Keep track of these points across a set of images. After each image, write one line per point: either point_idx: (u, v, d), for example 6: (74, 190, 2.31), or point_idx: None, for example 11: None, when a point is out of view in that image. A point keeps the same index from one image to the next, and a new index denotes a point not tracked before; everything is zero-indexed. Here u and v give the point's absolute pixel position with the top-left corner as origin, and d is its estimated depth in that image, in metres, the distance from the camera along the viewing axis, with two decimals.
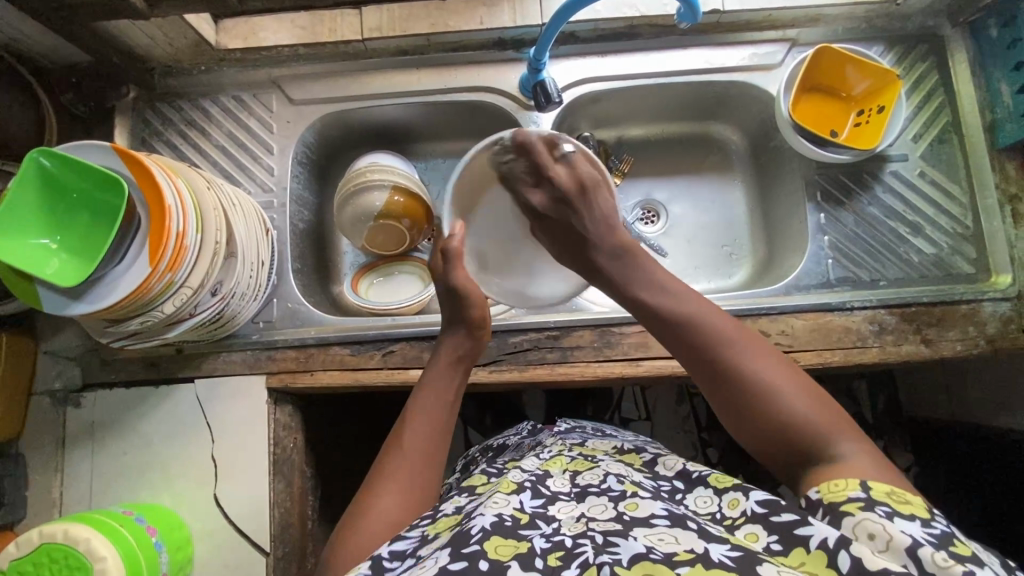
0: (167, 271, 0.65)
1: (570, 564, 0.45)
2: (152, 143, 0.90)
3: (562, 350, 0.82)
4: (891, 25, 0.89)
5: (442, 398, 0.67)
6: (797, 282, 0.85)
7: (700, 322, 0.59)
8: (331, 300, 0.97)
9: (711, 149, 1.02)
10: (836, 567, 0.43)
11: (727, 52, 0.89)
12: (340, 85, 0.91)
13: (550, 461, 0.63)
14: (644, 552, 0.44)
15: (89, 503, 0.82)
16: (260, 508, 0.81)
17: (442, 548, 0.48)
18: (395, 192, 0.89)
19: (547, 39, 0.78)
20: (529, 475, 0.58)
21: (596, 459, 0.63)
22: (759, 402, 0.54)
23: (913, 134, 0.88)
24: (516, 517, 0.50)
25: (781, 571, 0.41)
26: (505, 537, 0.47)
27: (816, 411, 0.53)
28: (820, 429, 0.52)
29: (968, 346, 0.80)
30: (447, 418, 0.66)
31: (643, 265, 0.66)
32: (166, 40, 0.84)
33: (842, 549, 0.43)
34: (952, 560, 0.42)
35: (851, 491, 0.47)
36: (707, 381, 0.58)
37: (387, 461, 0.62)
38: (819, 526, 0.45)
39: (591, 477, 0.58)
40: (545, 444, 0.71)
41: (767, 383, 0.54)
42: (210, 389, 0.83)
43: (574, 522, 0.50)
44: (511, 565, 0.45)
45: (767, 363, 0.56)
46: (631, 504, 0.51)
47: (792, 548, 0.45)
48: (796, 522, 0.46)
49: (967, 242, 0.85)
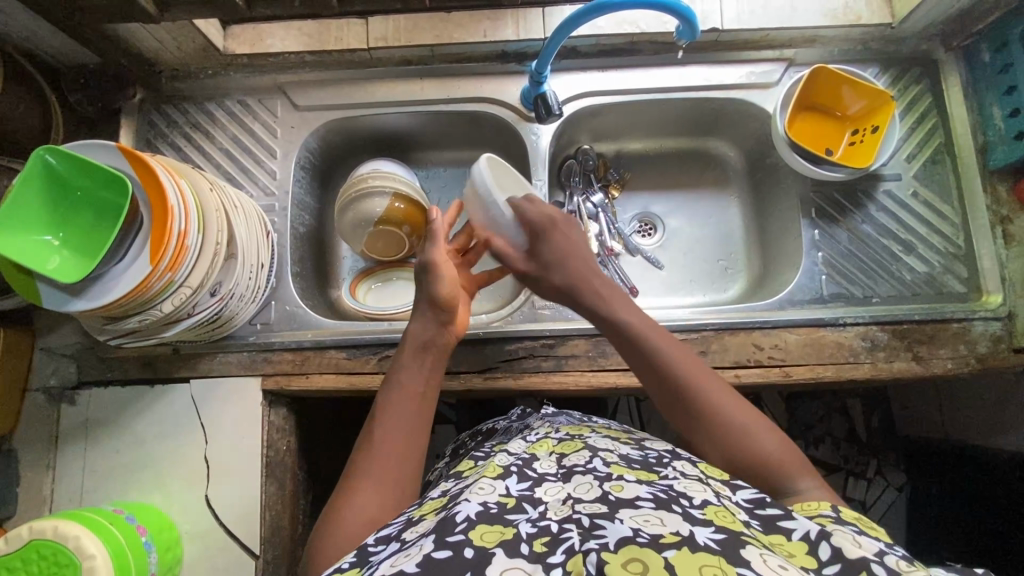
0: (167, 270, 0.66)
1: (556, 550, 0.44)
2: (156, 144, 0.92)
3: (557, 358, 0.83)
4: (886, 47, 0.91)
5: (413, 387, 0.68)
6: (791, 297, 0.86)
7: (679, 369, 0.64)
8: (329, 304, 0.97)
9: (710, 165, 1.03)
10: (816, 555, 0.45)
11: (726, 69, 0.91)
12: (344, 92, 0.92)
13: (536, 445, 0.64)
14: (631, 535, 0.44)
15: (80, 501, 0.82)
16: (251, 509, 0.81)
17: (427, 535, 0.48)
18: (395, 198, 0.90)
19: (549, 52, 0.79)
20: (517, 459, 0.60)
21: (582, 438, 0.64)
22: (738, 444, 0.60)
23: (906, 154, 0.89)
24: (501, 503, 0.51)
25: (763, 554, 0.42)
26: (491, 524, 0.48)
27: (783, 455, 0.60)
28: (788, 472, 0.59)
29: (959, 364, 0.81)
30: (418, 409, 0.67)
31: (629, 308, 0.69)
32: (174, 44, 0.85)
33: (823, 541, 0.46)
34: (915, 567, 0.43)
35: (823, 509, 0.53)
36: (677, 413, 0.64)
37: (362, 458, 0.62)
38: (802, 523, 0.48)
39: (578, 457, 0.59)
40: (532, 426, 0.73)
41: (738, 425, 0.61)
42: (204, 389, 0.84)
43: (560, 505, 0.50)
44: (496, 552, 0.45)
45: (739, 410, 0.62)
46: (617, 485, 0.52)
47: (772, 532, 0.48)
48: (781, 516, 0.50)
49: (958, 262, 0.86)
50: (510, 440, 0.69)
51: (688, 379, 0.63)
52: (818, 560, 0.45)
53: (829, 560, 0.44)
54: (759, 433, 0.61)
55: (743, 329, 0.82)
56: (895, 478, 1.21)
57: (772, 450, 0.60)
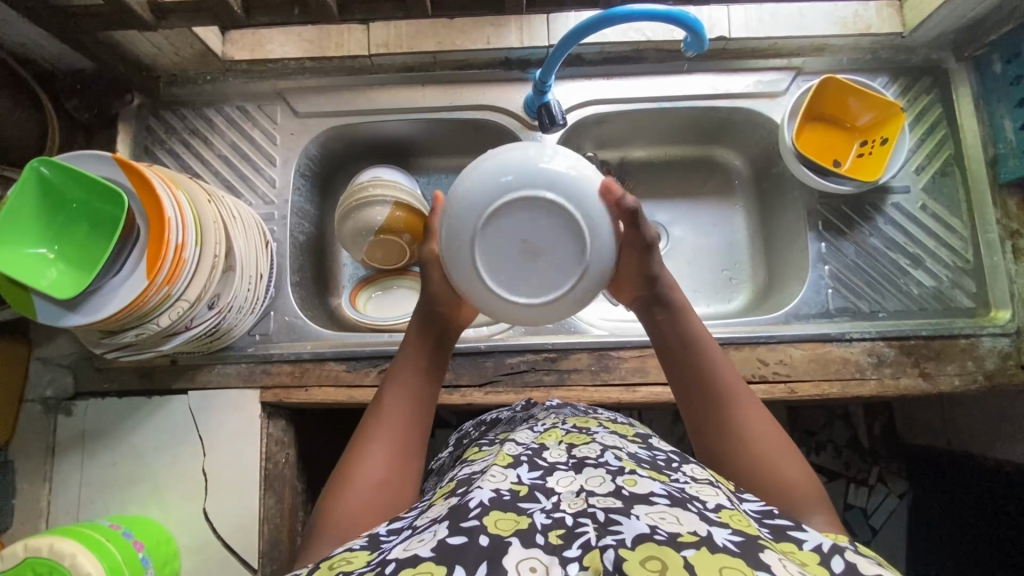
0: (164, 284, 0.65)
1: (572, 545, 0.43)
2: (154, 151, 0.90)
3: (560, 372, 0.82)
4: (897, 56, 0.89)
5: (414, 381, 0.67)
6: (797, 311, 0.85)
7: (715, 377, 0.65)
8: (329, 313, 0.96)
9: (714, 173, 1.02)
10: (828, 566, 0.43)
11: (732, 78, 0.89)
12: (344, 99, 0.91)
13: (545, 434, 0.63)
14: (649, 532, 0.43)
15: (77, 513, 0.81)
16: (250, 523, 0.80)
17: (439, 521, 0.47)
18: (396, 207, 0.88)
19: (553, 63, 0.78)
20: (526, 448, 0.59)
21: (590, 430, 0.63)
22: (755, 456, 0.59)
23: (915, 166, 0.88)
24: (514, 490, 0.50)
25: (782, 559, 0.42)
26: (505, 512, 0.47)
27: (800, 479, 0.58)
28: (802, 496, 0.57)
29: (966, 381, 0.80)
30: (418, 402, 0.66)
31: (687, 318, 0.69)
32: (172, 50, 0.83)
33: (836, 555, 0.44)
34: None
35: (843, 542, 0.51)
36: (700, 410, 0.64)
37: (373, 426, 0.63)
38: (813, 536, 0.47)
39: (589, 450, 0.57)
40: (536, 415, 0.72)
41: (758, 439, 0.60)
42: (203, 400, 0.83)
43: (573, 498, 0.49)
44: (512, 540, 0.43)
45: (763, 428, 0.62)
46: (630, 479, 0.51)
47: (783, 540, 0.46)
48: (790, 526, 0.48)
49: (967, 276, 0.85)
50: (516, 428, 0.69)
51: (720, 386, 0.64)
52: (831, 570, 0.43)
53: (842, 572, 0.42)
54: (779, 453, 0.60)
55: (747, 344, 0.81)
56: (896, 487, 1.21)
57: (788, 469, 0.59)
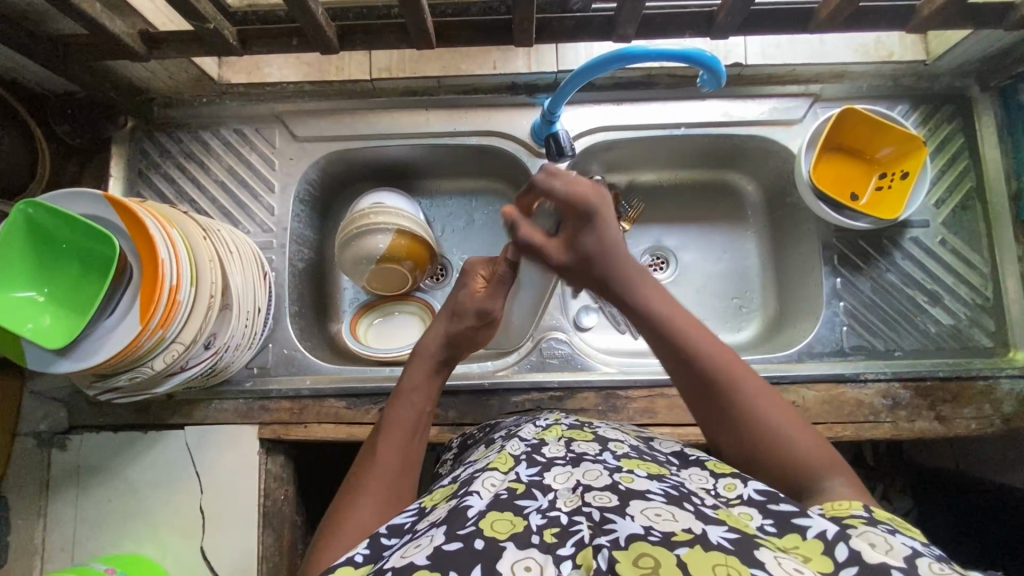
0: (158, 327, 0.62)
1: (566, 542, 0.41)
2: (148, 175, 0.87)
3: (566, 411, 0.80)
4: (919, 84, 0.86)
5: (421, 406, 0.65)
6: (810, 349, 0.83)
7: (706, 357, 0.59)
8: (330, 342, 0.94)
9: (726, 199, 0.98)
10: (832, 556, 0.40)
11: (747, 104, 0.86)
12: (344, 122, 0.88)
13: (548, 430, 0.60)
14: (642, 532, 0.40)
15: (72, 551, 0.80)
16: (249, 561, 0.78)
17: (438, 525, 0.45)
18: (398, 235, 0.85)
19: (564, 94, 0.75)
20: (525, 445, 0.55)
21: (592, 428, 0.60)
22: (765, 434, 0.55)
23: (936, 199, 0.85)
24: (511, 489, 0.47)
25: (779, 557, 0.38)
26: (502, 512, 0.44)
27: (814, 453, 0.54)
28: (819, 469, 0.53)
29: (983, 425, 0.78)
30: (421, 430, 0.64)
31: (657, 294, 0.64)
32: (166, 74, 0.80)
33: (841, 542, 0.41)
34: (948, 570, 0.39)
35: (855, 508, 0.47)
36: (680, 383, 0.61)
37: (378, 448, 0.61)
38: (818, 520, 0.43)
39: (588, 445, 0.55)
40: (540, 415, 0.68)
41: (763, 415, 0.56)
42: (199, 435, 0.81)
43: (570, 495, 0.46)
44: (507, 546, 0.42)
45: (769, 405, 0.57)
46: (627, 476, 0.48)
47: (787, 533, 0.43)
48: (796, 513, 0.45)
49: (987, 314, 0.82)
50: (518, 425, 0.65)
51: (714, 368, 0.58)
52: (834, 561, 0.40)
53: (846, 561, 0.39)
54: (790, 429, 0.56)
55: None
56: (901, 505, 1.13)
57: (802, 446, 0.54)
